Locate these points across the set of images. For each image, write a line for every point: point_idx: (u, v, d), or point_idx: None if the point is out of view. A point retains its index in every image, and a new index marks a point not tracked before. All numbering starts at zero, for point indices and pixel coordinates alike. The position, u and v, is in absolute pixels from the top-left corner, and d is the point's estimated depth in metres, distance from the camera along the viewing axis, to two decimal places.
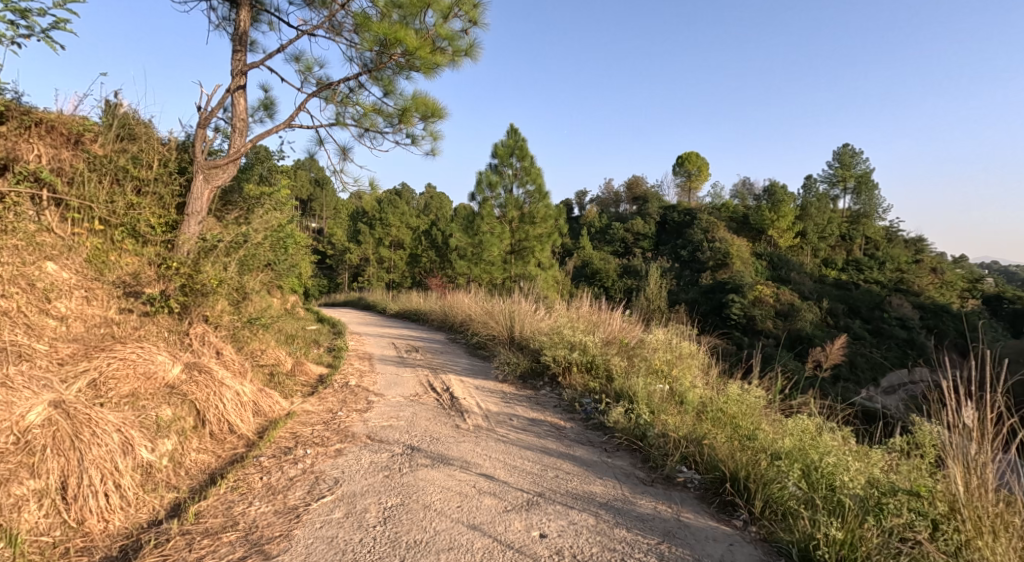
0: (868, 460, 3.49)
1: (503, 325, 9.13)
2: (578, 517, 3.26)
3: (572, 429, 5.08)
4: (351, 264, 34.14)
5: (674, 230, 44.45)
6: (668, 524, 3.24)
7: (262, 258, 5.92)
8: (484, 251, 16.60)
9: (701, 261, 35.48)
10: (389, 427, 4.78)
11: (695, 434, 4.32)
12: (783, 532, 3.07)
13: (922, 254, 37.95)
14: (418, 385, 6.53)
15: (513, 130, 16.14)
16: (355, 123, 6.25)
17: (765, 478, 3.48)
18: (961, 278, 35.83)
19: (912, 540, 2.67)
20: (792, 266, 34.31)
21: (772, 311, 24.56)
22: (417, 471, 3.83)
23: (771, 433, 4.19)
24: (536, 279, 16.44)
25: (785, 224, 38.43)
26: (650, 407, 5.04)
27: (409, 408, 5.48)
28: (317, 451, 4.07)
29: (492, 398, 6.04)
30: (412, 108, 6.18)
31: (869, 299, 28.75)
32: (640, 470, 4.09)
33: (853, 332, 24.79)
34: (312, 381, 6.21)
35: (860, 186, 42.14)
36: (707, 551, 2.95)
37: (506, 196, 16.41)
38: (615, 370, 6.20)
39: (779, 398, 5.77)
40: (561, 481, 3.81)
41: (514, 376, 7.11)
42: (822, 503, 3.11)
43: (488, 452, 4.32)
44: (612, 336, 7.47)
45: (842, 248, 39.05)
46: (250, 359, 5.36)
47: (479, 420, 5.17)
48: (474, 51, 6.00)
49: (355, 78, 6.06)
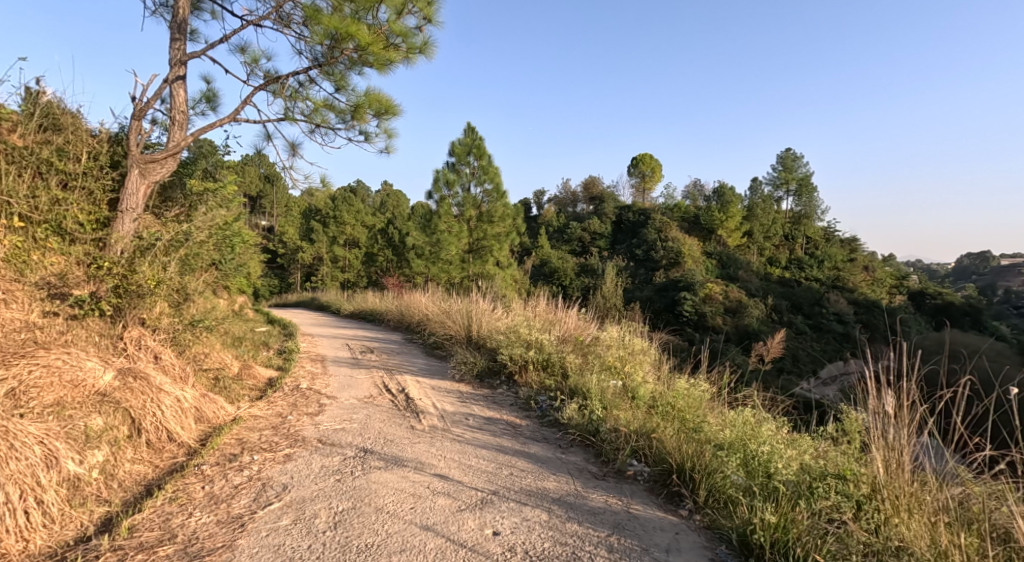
0: (801, 447, 3.70)
1: (460, 324, 9.11)
2: (531, 514, 3.30)
3: (527, 427, 5.13)
4: (303, 263, 33.21)
5: (628, 230, 45.58)
6: (618, 516, 3.33)
7: (205, 257, 5.68)
8: (441, 250, 16.52)
9: (655, 260, 36.50)
10: (341, 430, 4.69)
11: (645, 427, 4.44)
12: (724, 519, 3.22)
13: (856, 254, 40.36)
14: (373, 387, 6.44)
15: (469, 129, 16.09)
16: (304, 118, 6.07)
17: (708, 468, 3.63)
18: (890, 276, 38.34)
19: (838, 520, 2.87)
20: (739, 265, 35.76)
21: (721, 308, 25.60)
22: (370, 473, 3.78)
23: (714, 425, 4.37)
24: (493, 278, 16.50)
25: (733, 223, 40.00)
26: (602, 402, 5.15)
27: (363, 410, 5.40)
28: (264, 457, 3.96)
29: (447, 398, 6.00)
30: (365, 105, 6.07)
31: (809, 295, 30.31)
32: (592, 465, 4.18)
33: (796, 327, 26.10)
34: (260, 385, 6.01)
35: (802, 188, 44.27)
36: (654, 541, 3.05)
37: (463, 195, 16.37)
38: (570, 367, 6.30)
39: (726, 391, 5.99)
40: (514, 479, 3.84)
41: (471, 376, 7.10)
42: (758, 490, 3.26)
43: (442, 452, 4.30)
44: (568, 334, 7.57)
45: (785, 247, 41.04)
46: (193, 363, 5.11)
47: (435, 420, 5.15)
48: (428, 48, 5.92)
49: (305, 72, 5.90)
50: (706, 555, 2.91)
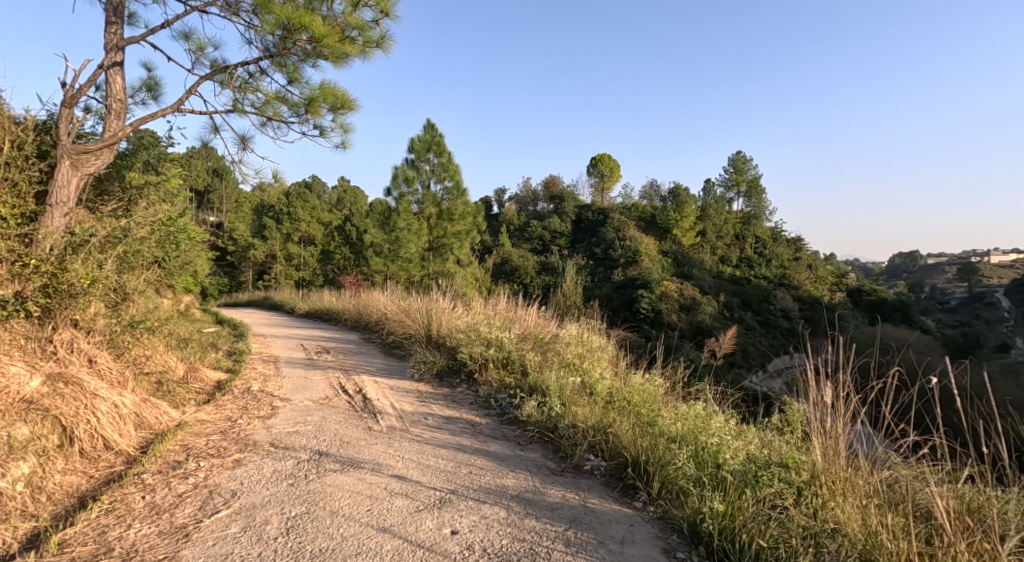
0: (747, 438, 3.85)
1: (419, 323, 9.02)
2: (489, 511, 3.31)
3: (487, 425, 5.13)
4: (256, 261, 32.13)
5: (588, 228, 46.27)
6: (575, 511, 3.38)
7: (146, 255, 5.41)
8: (400, 248, 16.29)
9: (613, 259, 37.19)
10: (294, 433, 4.56)
11: (602, 422, 4.52)
12: (676, 509, 3.31)
13: (801, 253, 42.35)
14: (329, 388, 6.29)
15: (429, 125, 15.93)
16: (255, 111, 5.87)
17: (662, 460, 3.74)
18: (832, 274, 40.41)
19: (780, 506, 3.01)
20: (693, 263, 36.90)
21: (676, 305, 26.33)
22: (325, 476, 3.69)
23: (668, 418, 4.49)
24: (454, 277, 16.40)
25: (687, 223, 41.17)
26: (561, 399, 5.20)
27: (318, 411, 5.28)
28: (212, 464, 3.80)
29: (406, 398, 5.93)
30: (319, 98, 5.91)
31: (758, 292, 31.58)
32: (550, 461, 4.22)
33: (746, 323, 27.16)
34: (208, 388, 5.76)
35: (752, 190, 45.98)
36: (610, 533, 3.11)
37: (423, 192, 16.17)
38: (530, 364, 6.34)
39: (680, 386, 6.17)
40: (473, 477, 3.83)
41: (430, 375, 7.03)
42: (708, 480, 3.39)
43: (401, 452, 4.25)
44: (528, 332, 7.62)
45: (736, 247, 42.58)
46: (133, 367, 4.86)
47: (393, 421, 5.08)
48: (386, 43, 5.82)
49: (255, 62, 5.69)
50: (660, 545, 2.99)
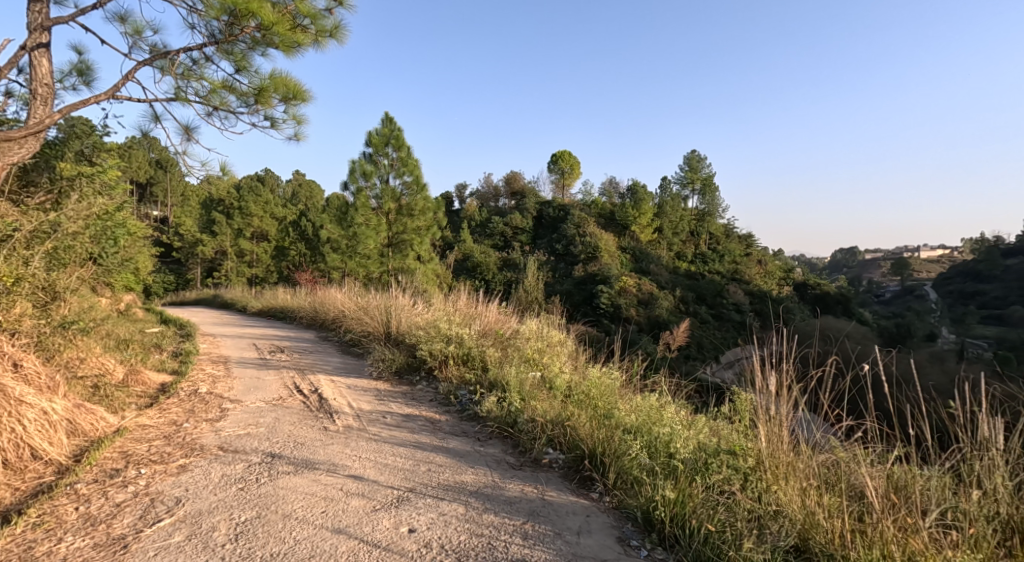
0: (697, 427, 3.98)
1: (378, 321, 8.86)
2: (447, 508, 3.30)
3: (446, 422, 5.10)
4: (204, 258, 30.78)
5: (549, 224, 46.60)
6: (533, 504, 3.40)
7: (78, 252, 5.11)
8: (359, 244, 15.96)
9: (573, 255, 37.60)
10: (245, 436, 4.40)
11: (561, 416, 4.56)
12: (631, 498, 3.39)
13: (752, 250, 44.02)
14: (283, 388, 6.10)
15: (387, 119, 15.65)
16: (200, 100, 5.61)
17: (617, 451, 3.81)
18: (780, 269, 42.24)
19: (728, 491, 3.13)
20: (651, 258, 37.76)
21: (635, 300, 26.91)
22: (277, 479, 3.58)
23: (624, 410, 4.58)
24: (414, 273, 16.20)
25: (645, 220, 42.06)
26: (521, 394, 5.23)
27: (271, 413, 5.11)
28: (153, 470, 3.62)
29: (364, 397, 5.82)
30: (270, 88, 5.70)
31: (712, 286, 32.64)
32: (510, 456, 4.24)
33: (701, 317, 28.06)
34: (150, 390, 5.49)
35: (706, 188, 47.38)
36: (566, 524, 3.15)
37: (382, 186, 15.88)
38: (490, 360, 6.34)
39: (637, 378, 6.30)
40: (432, 474, 3.81)
41: (389, 373, 6.93)
42: (660, 468, 3.48)
43: (358, 452, 4.17)
44: (488, 328, 7.61)
45: (691, 243, 43.83)
46: (65, 371, 4.58)
47: (350, 420, 4.98)
48: (340, 33, 5.65)
49: (199, 49, 5.43)
50: (614, 534, 3.05)
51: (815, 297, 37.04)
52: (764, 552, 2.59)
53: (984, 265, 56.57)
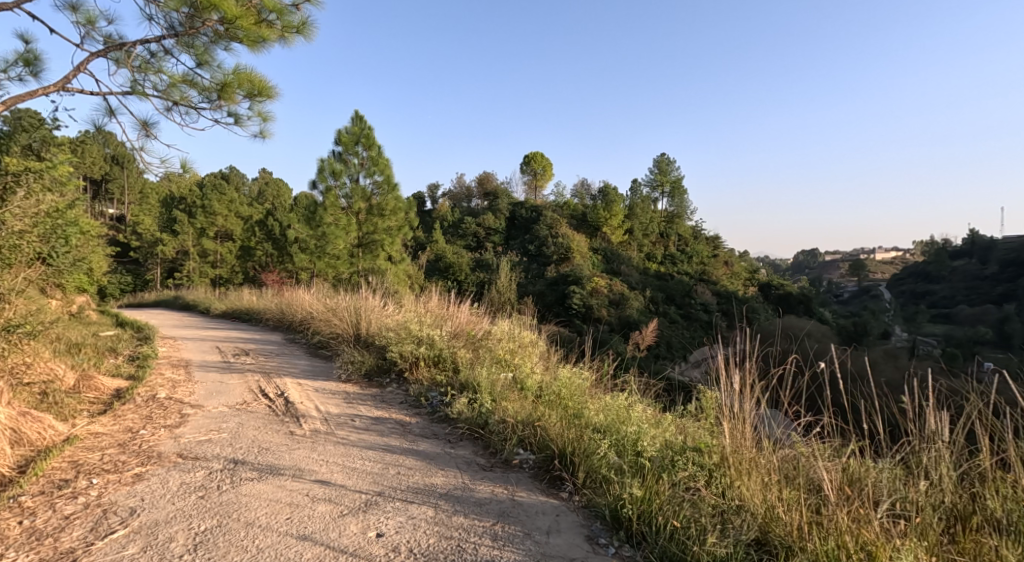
0: (663, 425, 4.04)
1: (347, 322, 8.71)
2: (417, 511, 3.26)
3: (416, 424, 5.05)
4: (164, 258, 29.72)
5: (521, 225, 46.71)
6: (503, 505, 3.40)
7: (24, 252, 4.86)
8: (328, 244, 15.66)
9: (546, 255, 37.75)
10: (206, 442, 4.26)
11: (531, 416, 4.58)
12: (599, 496, 3.42)
13: (719, 251, 45.03)
14: (248, 392, 5.94)
15: (358, 117, 15.42)
16: (159, 94, 5.41)
17: (585, 449, 3.84)
18: (746, 270, 43.38)
19: (693, 488, 3.20)
20: (622, 259, 38.25)
21: (606, 301, 27.24)
22: (239, 486, 3.48)
23: (593, 409, 4.62)
24: (385, 273, 16.00)
25: (616, 221, 42.56)
26: (492, 395, 5.22)
27: (234, 418, 4.97)
28: (106, 480, 3.47)
29: (332, 400, 5.71)
30: (233, 84, 5.54)
31: (681, 287, 33.28)
32: (480, 457, 4.23)
33: (670, 317, 28.58)
34: (104, 396, 5.26)
35: (675, 190, 48.27)
36: (536, 524, 3.16)
37: (351, 186, 15.63)
38: (461, 361, 6.31)
39: (607, 378, 6.36)
40: (401, 477, 3.76)
41: (359, 375, 6.82)
42: (628, 466, 3.53)
43: (325, 456, 4.09)
44: (460, 329, 7.57)
45: (661, 244, 44.59)
46: (8, 378, 4.34)
47: (317, 424, 4.87)
48: (308, 29, 5.51)
49: (158, 41, 5.24)
50: (583, 533, 3.07)
51: (778, 297, 38.20)
52: (726, 546, 2.65)
53: (934, 266, 59.31)
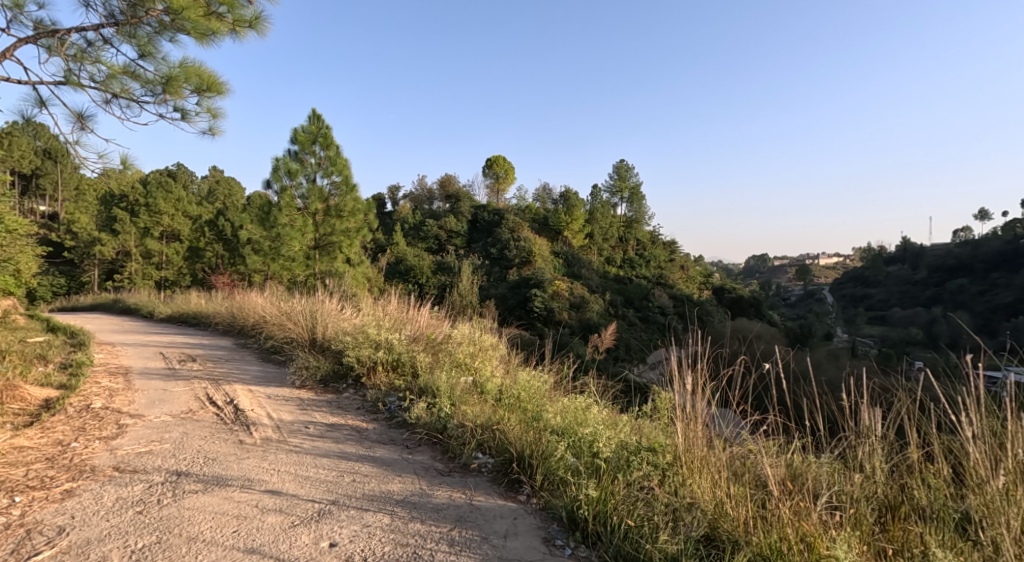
0: (619, 426, 4.11)
1: (302, 326, 8.46)
2: (372, 519, 3.19)
3: (373, 430, 4.95)
4: (103, 259, 28.05)
5: (483, 228, 46.67)
6: (461, 510, 3.37)
7: None
8: (282, 245, 15.17)
9: (508, 259, 37.82)
10: (146, 454, 4.04)
11: (490, 420, 4.55)
12: (556, 498, 3.43)
13: (675, 256, 46.30)
14: (193, 400, 5.67)
15: (315, 115, 15.08)
16: (96, 85, 5.11)
17: (543, 452, 3.85)
18: (700, 274, 44.75)
19: (647, 487, 3.26)
20: (582, 263, 38.75)
21: (567, 304, 27.56)
22: (182, 500, 3.31)
23: (551, 411, 4.65)
24: (343, 276, 15.65)
25: (577, 226, 43.04)
26: (451, 399, 5.17)
27: (178, 427, 4.73)
28: (31, 498, 3.24)
29: (284, 407, 5.52)
30: (180, 78, 5.30)
31: (640, 290, 34.03)
32: (438, 462, 4.18)
33: (629, 319, 29.13)
34: (30, 407, 4.91)
35: (634, 196, 49.33)
36: (493, 528, 3.14)
37: (308, 186, 15.24)
38: (420, 366, 6.21)
39: (567, 381, 6.41)
40: (356, 485, 3.67)
41: (314, 381, 6.62)
42: (585, 468, 3.56)
43: (277, 465, 3.94)
44: (419, 332, 7.46)
45: (620, 248, 45.45)
46: None
47: (269, 432, 4.70)
48: (260, 24, 5.34)
49: (96, 29, 4.96)
50: (540, 534, 3.08)
51: (731, 300, 39.58)
52: (677, 542, 2.71)
53: (872, 271, 62.88)
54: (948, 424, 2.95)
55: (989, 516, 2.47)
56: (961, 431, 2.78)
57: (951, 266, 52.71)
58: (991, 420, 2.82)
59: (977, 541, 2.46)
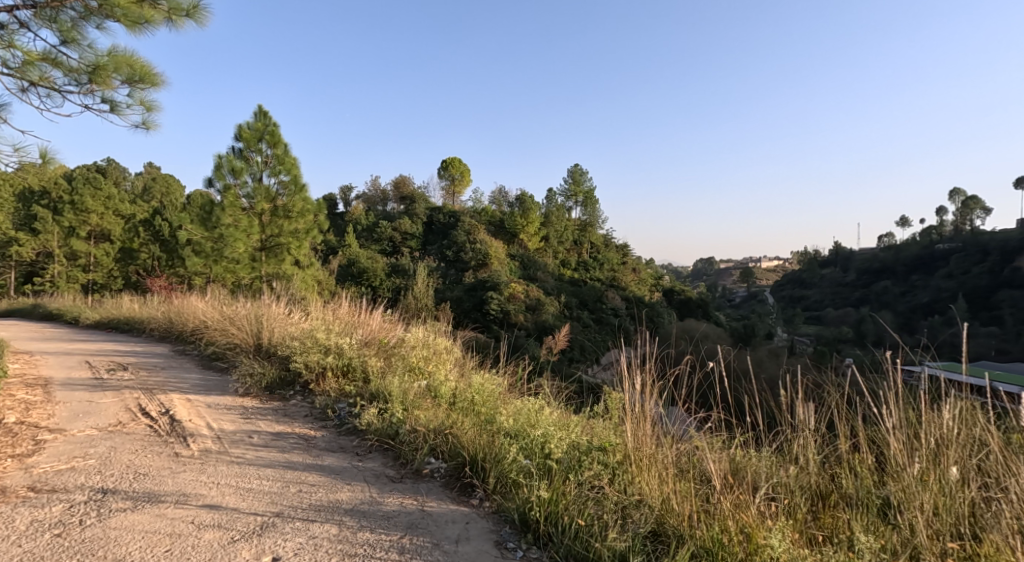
0: (571, 427, 4.13)
1: (246, 332, 8.09)
2: (319, 530, 3.07)
3: (322, 437, 4.78)
4: (22, 260, 25.87)
5: (438, 230, 46.27)
6: (412, 516, 3.30)
7: None
8: (225, 247, 14.48)
9: (464, 262, 37.60)
10: (66, 472, 3.74)
11: (442, 424, 4.49)
12: (508, 500, 3.41)
13: (628, 259, 47.38)
14: (124, 412, 5.31)
15: (261, 112, 14.55)
16: (11, 72, 4.72)
17: (496, 455, 3.82)
18: (652, 276, 46.02)
19: (597, 486, 3.31)
20: (538, 266, 39.03)
21: (522, 306, 27.68)
22: (107, 519, 3.08)
23: (504, 414, 4.62)
24: (292, 279, 15.09)
25: (532, 229, 43.35)
26: (404, 404, 5.06)
27: (106, 441, 4.42)
28: None
29: (226, 416, 5.26)
30: (109, 67, 4.97)
31: (594, 293, 34.62)
32: (390, 469, 4.08)
33: (583, 321, 29.57)
34: None
35: (588, 200, 50.20)
36: (445, 534, 3.09)
37: (254, 185, 14.65)
38: (372, 370, 6.07)
39: (522, 383, 6.41)
40: (303, 495, 3.53)
41: (258, 389, 6.33)
42: (537, 469, 3.57)
43: (216, 479, 3.74)
44: (371, 337, 7.29)
45: (574, 251, 46.09)
46: None
47: (208, 443, 4.46)
48: (199, 13, 5.10)
49: (9, 11, 4.59)
50: (492, 538, 3.05)
51: (680, 302, 40.90)
52: (625, 539, 2.75)
53: (809, 273, 66.49)
54: (871, 416, 3.14)
55: (905, 501, 2.63)
56: (882, 423, 2.96)
57: (877, 269, 56.55)
58: (907, 412, 3.02)
59: (896, 524, 2.62)
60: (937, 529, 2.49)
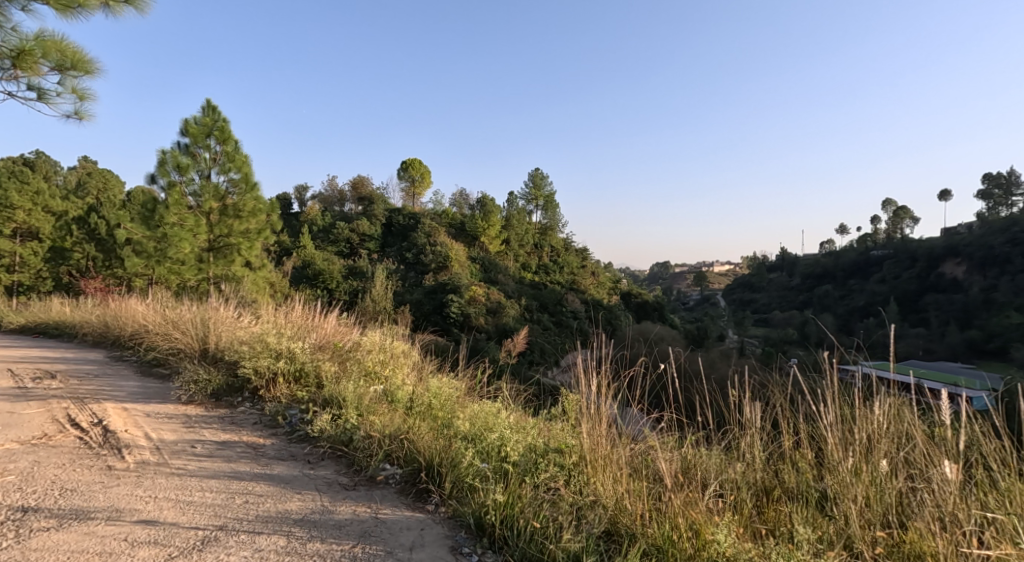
0: (529, 429, 4.13)
1: (192, 337, 7.71)
2: (266, 543, 2.94)
3: (271, 446, 4.59)
4: None
5: (397, 232, 45.62)
6: (365, 524, 3.21)
7: None
8: (169, 247, 13.75)
9: (424, 264, 37.14)
10: None
11: (399, 429, 4.40)
12: (464, 505, 3.37)
13: (587, 263, 48.06)
14: (51, 423, 4.95)
15: (208, 107, 13.95)
16: None
17: (452, 460, 3.77)
18: (610, 280, 46.88)
19: (552, 487, 3.33)
20: (499, 269, 39.04)
21: (483, 310, 27.63)
22: (28, 540, 2.86)
23: (462, 418, 4.57)
24: (242, 281, 14.50)
25: (493, 232, 43.31)
26: (358, 409, 4.93)
27: (29, 455, 4.10)
28: None
29: (166, 426, 4.97)
30: (36, 53, 4.64)
31: (554, 297, 34.94)
32: (342, 476, 3.97)
33: (544, 323, 29.78)
34: None
35: (549, 204, 50.68)
36: (399, 541, 3.02)
37: (201, 182, 14.03)
38: (326, 375, 5.89)
39: (480, 387, 6.36)
40: (249, 507, 3.38)
41: (203, 396, 6.03)
42: (493, 473, 3.54)
43: (154, 492, 3.53)
44: (326, 341, 7.07)
45: (535, 255, 46.37)
46: None
47: (146, 455, 4.21)
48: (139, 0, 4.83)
49: None
50: (447, 544, 3.01)
51: (637, 305, 41.78)
52: (579, 540, 2.76)
53: (757, 277, 69.34)
54: (810, 414, 3.30)
55: (840, 493, 2.76)
56: (820, 419, 3.11)
57: (819, 274, 59.59)
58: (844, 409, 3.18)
59: (832, 515, 2.74)
60: (869, 519, 2.63)
